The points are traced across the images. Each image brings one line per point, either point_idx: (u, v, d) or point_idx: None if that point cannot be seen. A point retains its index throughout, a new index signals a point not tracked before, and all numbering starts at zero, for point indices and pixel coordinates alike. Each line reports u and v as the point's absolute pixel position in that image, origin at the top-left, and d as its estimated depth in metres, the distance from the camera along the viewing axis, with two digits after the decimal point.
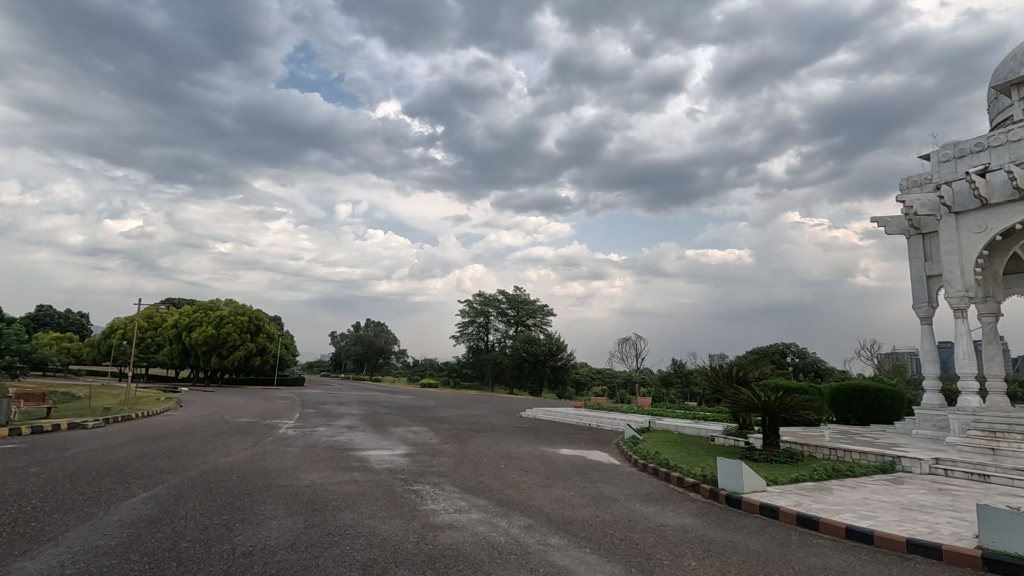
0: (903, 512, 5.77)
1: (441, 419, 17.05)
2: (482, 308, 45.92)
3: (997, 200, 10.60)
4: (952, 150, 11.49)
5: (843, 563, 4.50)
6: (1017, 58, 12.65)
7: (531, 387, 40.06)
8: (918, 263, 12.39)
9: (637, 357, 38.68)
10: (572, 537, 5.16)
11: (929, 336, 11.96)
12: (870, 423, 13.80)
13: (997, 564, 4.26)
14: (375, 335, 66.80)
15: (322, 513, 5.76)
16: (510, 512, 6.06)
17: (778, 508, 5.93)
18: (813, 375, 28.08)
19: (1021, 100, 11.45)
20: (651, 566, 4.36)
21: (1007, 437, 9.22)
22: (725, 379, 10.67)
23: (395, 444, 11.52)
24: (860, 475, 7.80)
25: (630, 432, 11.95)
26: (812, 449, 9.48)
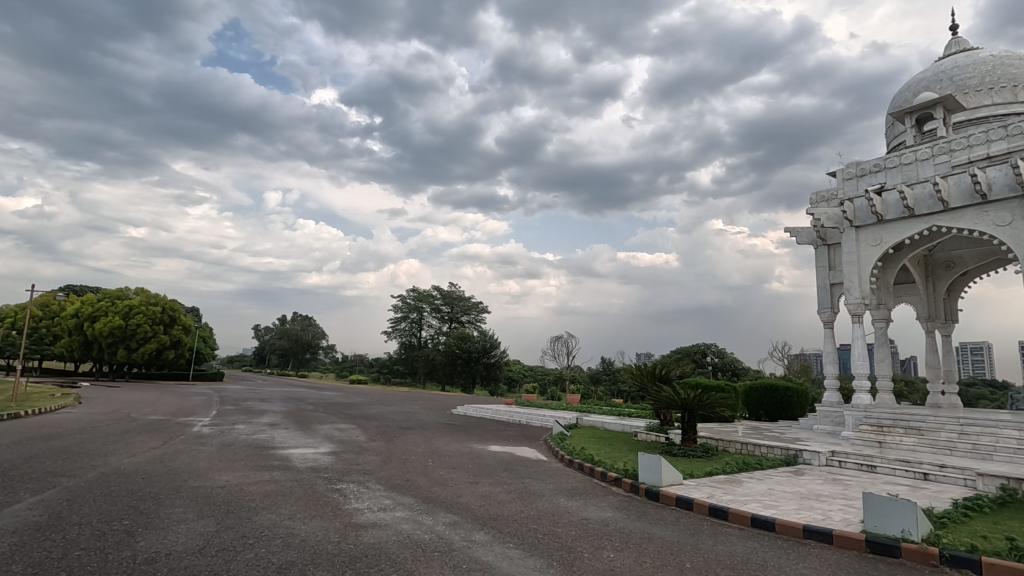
0: (802, 500, 6.26)
1: (369, 416, 16.68)
2: (415, 303, 45.11)
3: (890, 217, 11.67)
4: (855, 170, 12.52)
5: (748, 550, 4.83)
6: (911, 90, 14.02)
7: (463, 384, 39.95)
8: (823, 271, 13.39)
9: (568, 355, 39.43)
10: (497, 533, 5.20)
11: (831, 339, 12.99)
12: (778, 419, 14.83)
13: (877, 545, 4.71)
14: (303, 330, 64.21)
15: (237, 516, 5.47)
16: (436, 510, 6.02)
17: (692, 500, 6.26)
18: (730, 374, 29.80)
19: (912, 127, 12.62)
20: (572, 559, 4.49)
21: (892, 432, 10.20)
22: (648, 377, 11.11)
23: (319, 442, 11.16)
24: (767, 467, 8.40)
25: (558, 428, 12.17)
26: (725, 444, 10.09)
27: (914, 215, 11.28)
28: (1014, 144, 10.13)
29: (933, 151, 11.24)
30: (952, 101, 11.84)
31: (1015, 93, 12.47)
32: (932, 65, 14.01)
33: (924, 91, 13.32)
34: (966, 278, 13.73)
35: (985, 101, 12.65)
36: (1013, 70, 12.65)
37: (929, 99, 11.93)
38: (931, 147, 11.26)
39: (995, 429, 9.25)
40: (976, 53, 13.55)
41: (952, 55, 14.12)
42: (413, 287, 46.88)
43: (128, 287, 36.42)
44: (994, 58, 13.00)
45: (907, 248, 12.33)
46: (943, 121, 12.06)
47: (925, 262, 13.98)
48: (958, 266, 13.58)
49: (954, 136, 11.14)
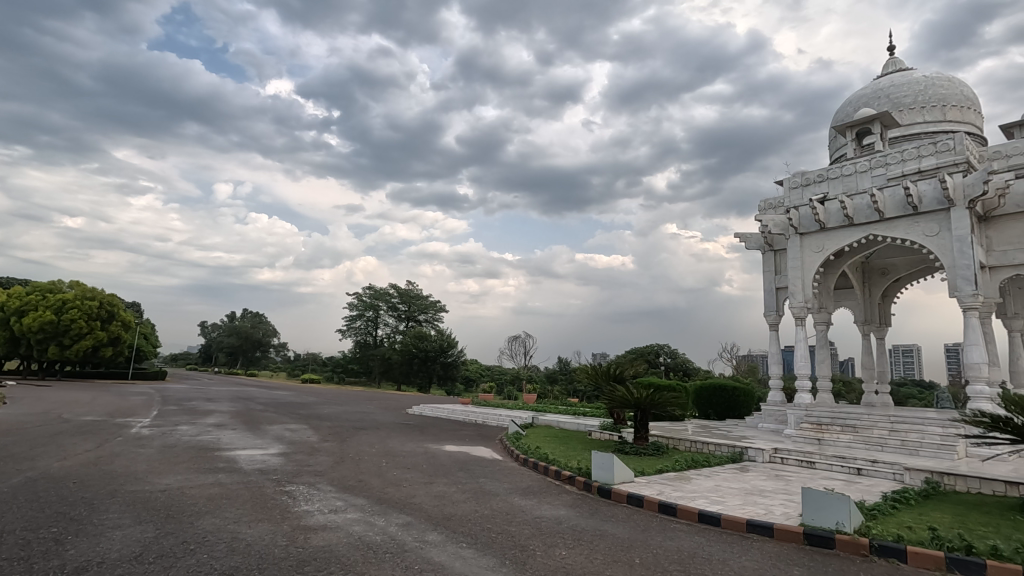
0: (747, 496, 6.51)
1: (322, 416, 16.28)
2: (371, 302, 44.31)
3: (832, 225, 12.26)
4: (800, 179, 13.08)
5: (694, 545, 4.97)
6: (852, 105, 14.79)
7: (419, 384, 39.54)
8: (770, 275, 13.94)
9: (526, 355, 39.64)
10: (451, 533, 5.18)
11: (776, 341, 13.55)
12: (726, 417, 15.37)
13: (814, 537, 4.95)
14: (253, 327, 62.06)
15: (178, 520, 5.25)
16: (389, 511, 5.94)
17: (643, 497, 6.40)
18: (682, 374, 30.63)
19: (852, 140, 13.30)
20: (525, 557, 4.52)
21: (829, 429, 10.73)
22: (603, 377, 11.30)
23: (268, 443, 10.83)
24: (714, 464, 8.69)
25: (513, 428, 12.21)
26: (676, 442, 10.38)
27: (853, 224, 11.90)
28: (943, 160, 10.86)
29: (871, 164, 11.89)
30: (888, 117, 12.55)
31: (944, 113, 13.33)
32: (871, 83, 14.81)
33: (863, 107, 14.07)
34: (899, 284, 14.56)
35: (918, 119, 13.48)
36: (943, 91, 13.52)
37: (867, 115, 12.62)
38: (869, 160, 11.91)
39: (922, 426, 9.87)
40: (910, 73, 14.41)
41: (889, 74, 14.96)
42: (369, 285, 45.99)
43: (62, 280, 34.30)
44: (926, 79, 13.85)
45: (846, 255, 12.99)
46: (880, 136, 12.77)
47: (862, 269, 14.79)
48: (891, 273, 14.43)
49: (890, 150, 11.82)
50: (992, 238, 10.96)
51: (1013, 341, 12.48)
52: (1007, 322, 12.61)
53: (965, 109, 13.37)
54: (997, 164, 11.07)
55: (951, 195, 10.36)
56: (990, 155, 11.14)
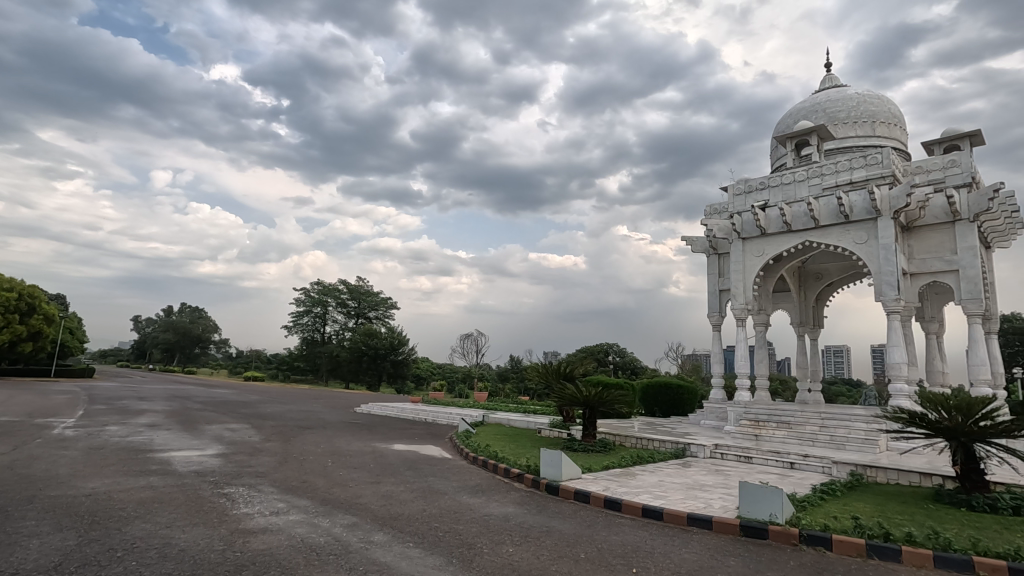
0: (688, 491, 6.75)
1: (264, 416, 15.71)
2: (319, 297, 43.09)
3: (772, 231, 12.85)
4: (743, 186, 13.63)
5: (637, 539, 5.11)
6: (792, 117, 15.54)
7: (368, 382, 38.80)
8: (714, 278, 14.47)
9: (477, 353, 39.57)
10: (397, 533, 5.12)
11: (718, 341, 14.08)
12: (670, 415, 15.86)
13: (749, 528, 5.18)
14: (192, 322, 59.18)
15: (103, 526, 4.95)
16: (333, 512, 5.80)
17: (589, 494, 6.52)
18: (630, 372, 31.38)
19: (791, 151, 13.98)
20: (471, 555, 4.52)
21: (766, 426, 11.26)
22: (553, 375, 11.43)
23: (206, 443, 10.35)
24: (658, 460, 8.95)
25: (463, 426, 12.17)
26: (622, 439, 10.62)
27: (790, 230, 12.53)
28: (872, 172, 11.58)
29: (808, 174, 12.54)
30: (824, 130, 13.27)
31: (874, 128, 14.22)
32: (810, 97, 15.61)
33: (802, 120, 14.82)
34: (832, 288, 15.41)
35: (851, 133, 14.32)
36: (873, 107, 14.40)
37: (806, 127, 13.30)
38: (807, 171, 12.56)
39: (849, 422, 10.50)
40: (844, 89, 15.28)
41: (825, 89, 15.81)
42: (317, 280, 44.68)
43: None
44: (858, 96, 14.72)
45: (784, 260, 13.66)
46: (817, 148, 13.49)
47: (799, 273, 15.60)
48: (825, 277, 15.27)
49: (825, 162, 12.51)
50: (914, 247, 11.77)
51: (930, 343, 13.47)
52: (924, 325, 13.60)
53: (892, 125, 14.30)
54: (920, 178, 11.89)
55: (878, 206, 11.06)
56: (914, 169, 11.95)
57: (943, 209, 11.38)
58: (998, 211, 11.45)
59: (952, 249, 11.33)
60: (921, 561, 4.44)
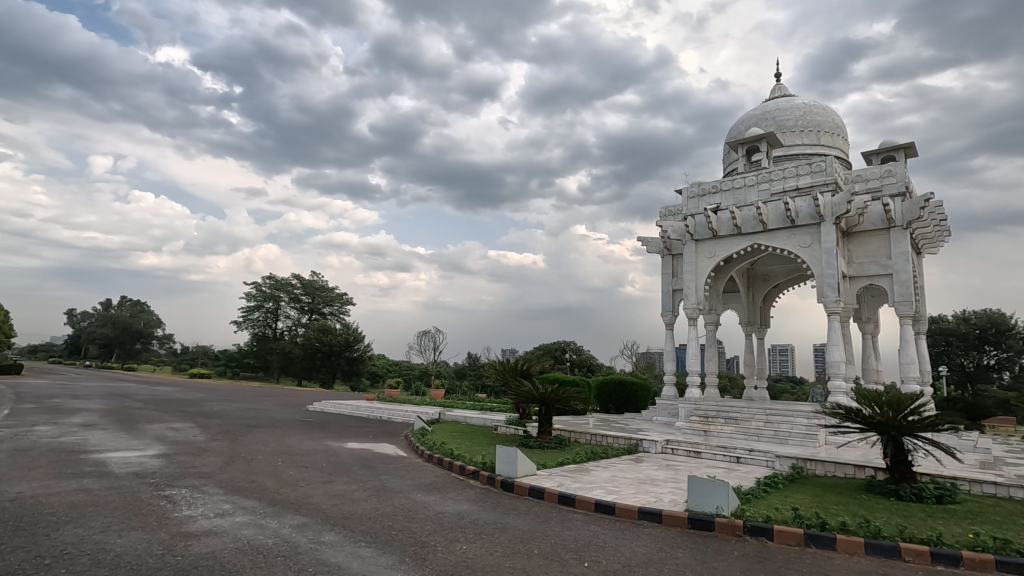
0: (640, 485, 6.91)
1: (210, 414, 15.12)
2: (271, 292, 41.72)
3: (723, 233, 13.29)
4: (697, 189, 14.03)
5: (590, 533, 5.19)
6: (744, 124, 16.10)
7: (322, 379, 37.89)
8: (668, 278, 14.85)
9: (435, 350, 39.26)
10: (349, 532, 5.02)
11: (671, 339, 14.46)
12: (624, 411, 16.19)
13: (696, 521, 5.35)
14: (133, 316, 56.32)
15: (30, 533, 4.65)
16: (282, 512, 5.65)
17: (544, 490, 6.59)
18: (586, 369, 31.85)
19: (742, 156, 14.48)
20: (425, 553, 4.49)
21: (715, 421, 11.65)
22: (510, 373, 11.47)
23: (146, 443, 9.88)
24: (611, 456, 9.12)
25: (419, 424, 12.04)
26: (577, 435, 10.78)
27: (740, 233, 12.98)
28: (816, 179, 12.13)
29: (758, 179, 13.03)
30: (773, 138, 13.80)
31: (819, 137, 14.90)
32: (760, 105, 16.20)
33: (753, 127, 15.37)
34: (778, 290, 16.07)
35: (798, 141, 14.95)
36: (818, 117, 15.08)
37: (756, 134, 13.80)
38: (756, 176, 13.05)
39: (791, 418, 10.99)
40: (792, 99, 15.95)
41: (775, 98, 16.45)
42: (269, 275, 43.24)
43: None
44: (805, 105, 15.38)
45: (733, 262, 14.14)
46: (766, 154, 14.02)
47: (747, 275, 16.19)
48: (771, 279, 15.91)
49: (773, 168, 13.02)
50: (853, 251, 12.41)
51: (866, 342, 14.23)
52: (862, 325, 14.37)
53: (835, 135, 15.02)
54: (859, 186, 12.54)
55: (822, 211, 11.60)
56: (854, 177, 12.59)
57: (879, 216, 12.04)
58: (928, 219, 12.20)
59: (887, 254, 12.01)
60: (854, 548, 4.69)
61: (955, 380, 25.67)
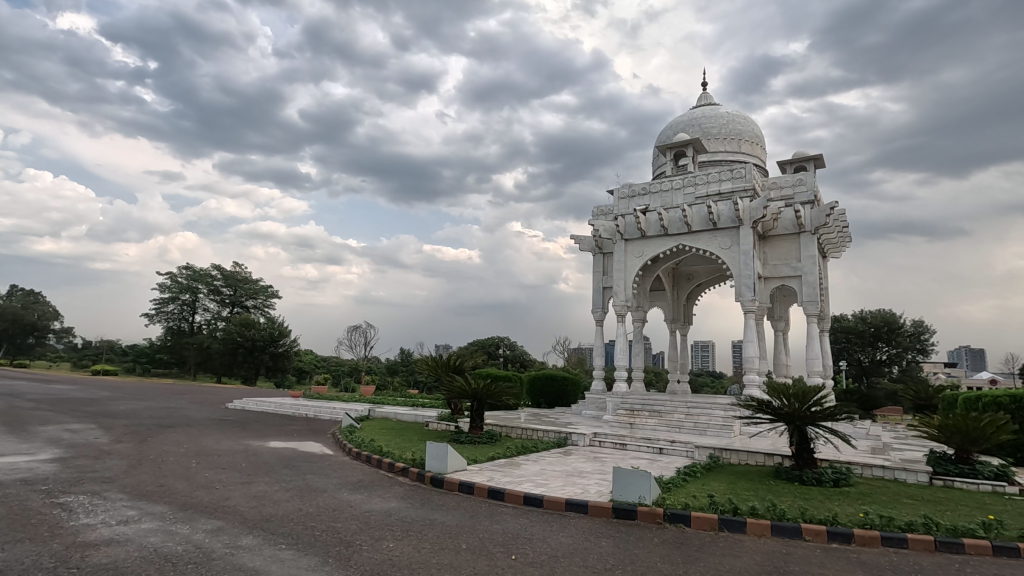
0: (568, 478, 7.08)
1: (115, 414, 13.99)
2: (188, 283, 39.10)
3: (651, 233, 13.80)
4: (627, 190, 14.48)
5: (519, 526, 5.25)
6: (672, 129, 16.79)
7: (243, 376, 35.99)
8: (599, 275, 15.24)
9: (365, 346, 38.29)
10: (268, 535, 4.80)
11: (600, 335, 14.87)
12: (555, 406, 16.50)
13: (620, 510, 5.54)
14: (24, 308, 51.00)
15: None
16: (195, 517, 5.32)
17: (473, 485, 6.59)
18: (519, 365, 32.16)
19: (670, 160, 15.10)
20: (350, 553, 4.37)
21: (640, 414, 12.12)
22: (443, 368, 11.39)
23: (38, 446, 8.99)
24: (541, 450, 9.27)
25: (347, 421, 11.72)
26: (508, 430, 10.87)
27: (667, 234, 13.54)
28: (737, 185, 12.86)
29: (684, 183, 13.65)
30: (698, 143, 14.49)
31: (740, 145, 15.77)
32: (688, 112, 16.95)
33: (680, 132, 16.05)
34: (700, 289, 16.91)
35: (721, 148, 15.77)
36: (740, 126, 15.97)
37: (683, 140, 14.44)
38: (682, 180, 13.66)
39: (710, 410, 11.62)
40: (716, 108, 16.80)
41: (701, 106, 17.26)
42: (186, 265, 40.47)
43: None
44: (728, 115, 16.25)
45: (660, 261, 14.72)
46: (691, 159, 14.70)
47: (673, 274, 16.93)
48: (695, 278, 16.72)
49: (698, 172, 13.68)
50: (768, 253, 13.26)
51: (778, 339, 15.26)
52: (774, 323, 15.38)
53: (755, 144, 15.96)
54: (775, 193, 13.40)
55: (740, 215, 12.31)
56: (770, 185, 13.45)
57: (791, 221, 12.93)
58: (833, 226, 13.24)
59: (797, 257, 12.92)
60: (761, 531, 5.03)
61: (852, 374, 28.09)
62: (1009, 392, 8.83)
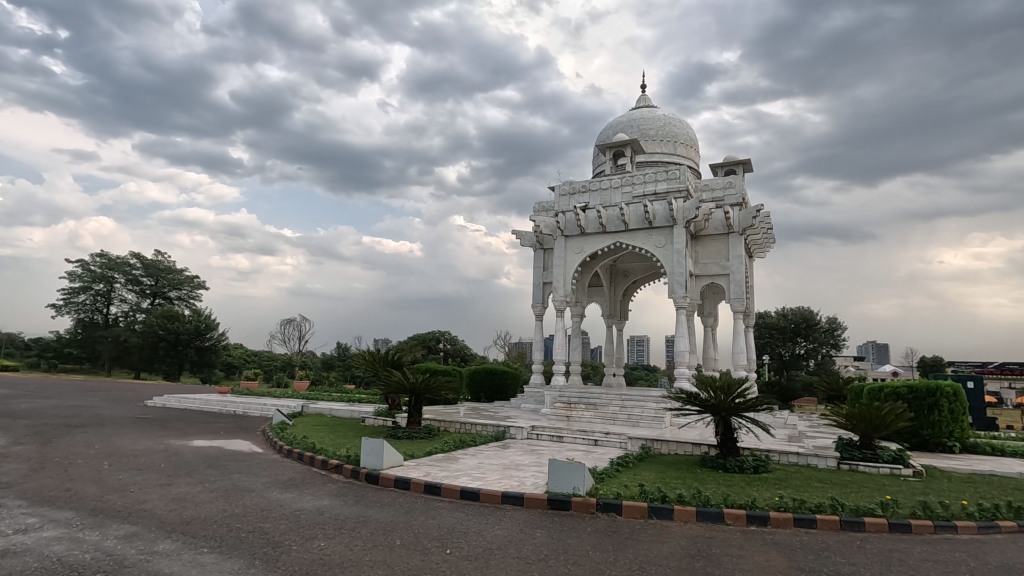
0: (505, 471, 7.14)
1: (14, 413, 12.80)
2: (103, 272, 36.28)
3: (590, 230, 14.08)
4: (568, 188, 14.71)
5: (454, 520, 5.23)
6: (613, 129, 17.18)
7: (165, 372, 33.81)
8: (539, 271, 15.40)
9: (299, 340, 36.98)
10: (189, 539, 4.56)
11: (540, 329, 15.06)
12: (494, 399, 16.57)
13: (555, 502, 5.64)
14: None
15: None
16: (106, 522, 4.96)
17: (410, 480, 6.52)
18: (460, 359, 32.05)
19: (610, 159, 15.45)
20: (277, 555, 4.21)
21: (577, 407, 12.39)
22: (381, 363, 11.17)
23: None
24: (479, 444, 9.28)
25: (278, 418, 11.27)
26: (447, 425, 10.81)
27: (605, 231, 13.86)
28: (671, 185, 13.35)
29: (622, 182, 14.04)
30: (636, 144, 14.91)
31: (675, 148, 16.35)
32: (627, 113, 17.39)
33: (620, 132, 16.45)
34: (636, 285, 17.46)
35: (658, 149, 16.29)
36: (676, 129, 16.56)
37: (622, 140, 14.82)
38: (620, 179, 14.04)
39: (643, 402, 12.04)
40: (655, 110, 17.33)
41: (640, 108, 17.76)
42: (100, 252, 37.52)
43: None
44: (666, 117, 16.80)
45: (599, 258, 15.06)
46: (629, 159, 15.12)
47: (611, 270, 17.37)
48: (631, 275, 17.24)
49: (636, 172, 14.10)
50: (700, 252, 13.85)
51: (707, 334, 16.00)
52: (705, 319, 16.11)
53: (689, 147, 16.60)
54: (706, 195, 14.02)
55: (675, 215, 12.78)
56: (702, 187, 14.05)
57: (721, 222, 13.56)
58: (759, 227, 14.01)
59: (726, 256, 13.57)
60: (687, 517, 5.27)
61: (774, 366, 29.93)
62: (907, 383, 9.68)
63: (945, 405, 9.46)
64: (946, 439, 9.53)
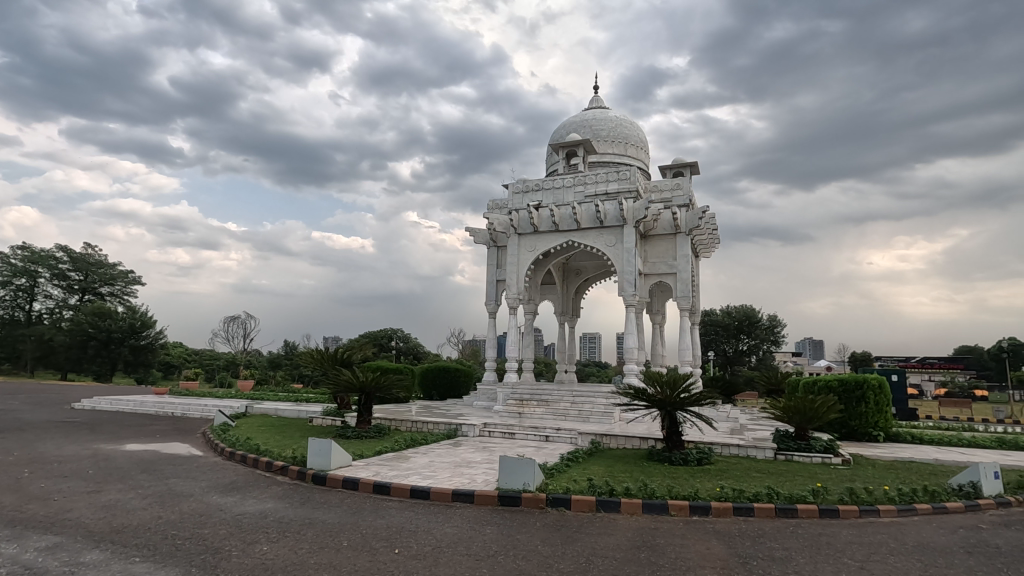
0: (455, 469, 7.12)
1: None
2: (25, 266, 33.74)
3: (544, 229, 14.20)
4: (522, 186, 14.78)
5: (404, 520, 5.18)
6: (566, 129, 17.39)
7: (95, 372, 31.80)
8: (493, 268, 15.41)
9: (244, 339, 35.60)
10: (119, 548, 4.32)
11: (493, 326, 15.07)
12: (447, 397, 16.46)
13: (505, 498, 5.67)
14: None
15: None
16: (25, 534, 4.63)
17: (358, 480, 6.40)
18: (412, 357, 31.71)
19: (563, 159, 15.63)
20: (216, 561, 4.05)
21: (529, 404, 12.48)
22: (330, 361, 10.90)
23: None
24: (430, 442, 9.21)
25: (220, 419, 10.83)
26: (397, 423, 10.67)
27: (558, 230, 14.02)
28: (622, 186, 13.64)
29: (574, 181, 14.23)
30: (589, 144, 15.15)
31: (626, 149, 16.71)
32: (580, 113, 17.64)
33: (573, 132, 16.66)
34: (588, 283, 17.76)
35: (609, 150, 16.60)
36: (627, 131, 16.92)
37: (574, 140, 15.02)
38: (573, 178, 14.23)
39: (594, 398, 12.27)
40: (607, 111, 17.64)
41: (593, 109, 18.04)
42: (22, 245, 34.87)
43: None
44: (617, 119, 17.14)
45: (552, 256, 15.21)
46: (582, 159, 15.33)
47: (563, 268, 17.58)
48: (583, 273, 17.53)
49: (588, 172, 14.32)
50: (649, 251, 14.22)
51: (655, 331, 16.45)
52: (653, 316, 16.56)
53: (640, 148, 17.00)
54: (655, 195, 14.40)
55: (625, 215, 13.06)
56: (652, 188, 14.43)
57: (669, 222, 13.96)
58: (704, 228, 14.50)
59: (673, 256, 13.98)
60: (634, 509, 5.41)
61: (719, 362, 31.13)
62: (838, 376, 10.27)
63: (871, 397, 10.08)
64: (871, 429, 10.17)
